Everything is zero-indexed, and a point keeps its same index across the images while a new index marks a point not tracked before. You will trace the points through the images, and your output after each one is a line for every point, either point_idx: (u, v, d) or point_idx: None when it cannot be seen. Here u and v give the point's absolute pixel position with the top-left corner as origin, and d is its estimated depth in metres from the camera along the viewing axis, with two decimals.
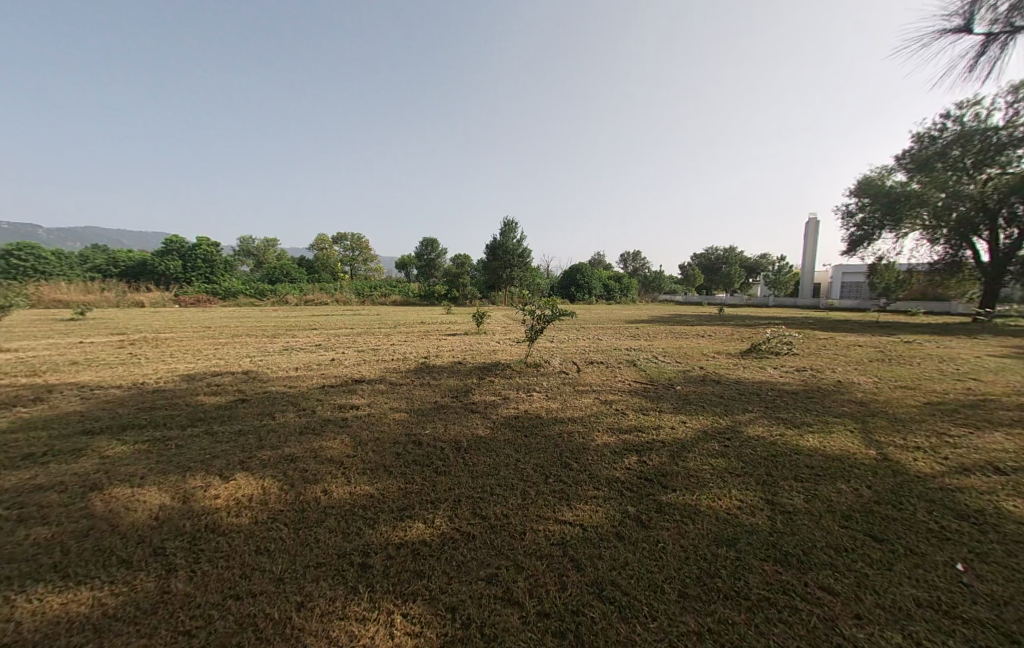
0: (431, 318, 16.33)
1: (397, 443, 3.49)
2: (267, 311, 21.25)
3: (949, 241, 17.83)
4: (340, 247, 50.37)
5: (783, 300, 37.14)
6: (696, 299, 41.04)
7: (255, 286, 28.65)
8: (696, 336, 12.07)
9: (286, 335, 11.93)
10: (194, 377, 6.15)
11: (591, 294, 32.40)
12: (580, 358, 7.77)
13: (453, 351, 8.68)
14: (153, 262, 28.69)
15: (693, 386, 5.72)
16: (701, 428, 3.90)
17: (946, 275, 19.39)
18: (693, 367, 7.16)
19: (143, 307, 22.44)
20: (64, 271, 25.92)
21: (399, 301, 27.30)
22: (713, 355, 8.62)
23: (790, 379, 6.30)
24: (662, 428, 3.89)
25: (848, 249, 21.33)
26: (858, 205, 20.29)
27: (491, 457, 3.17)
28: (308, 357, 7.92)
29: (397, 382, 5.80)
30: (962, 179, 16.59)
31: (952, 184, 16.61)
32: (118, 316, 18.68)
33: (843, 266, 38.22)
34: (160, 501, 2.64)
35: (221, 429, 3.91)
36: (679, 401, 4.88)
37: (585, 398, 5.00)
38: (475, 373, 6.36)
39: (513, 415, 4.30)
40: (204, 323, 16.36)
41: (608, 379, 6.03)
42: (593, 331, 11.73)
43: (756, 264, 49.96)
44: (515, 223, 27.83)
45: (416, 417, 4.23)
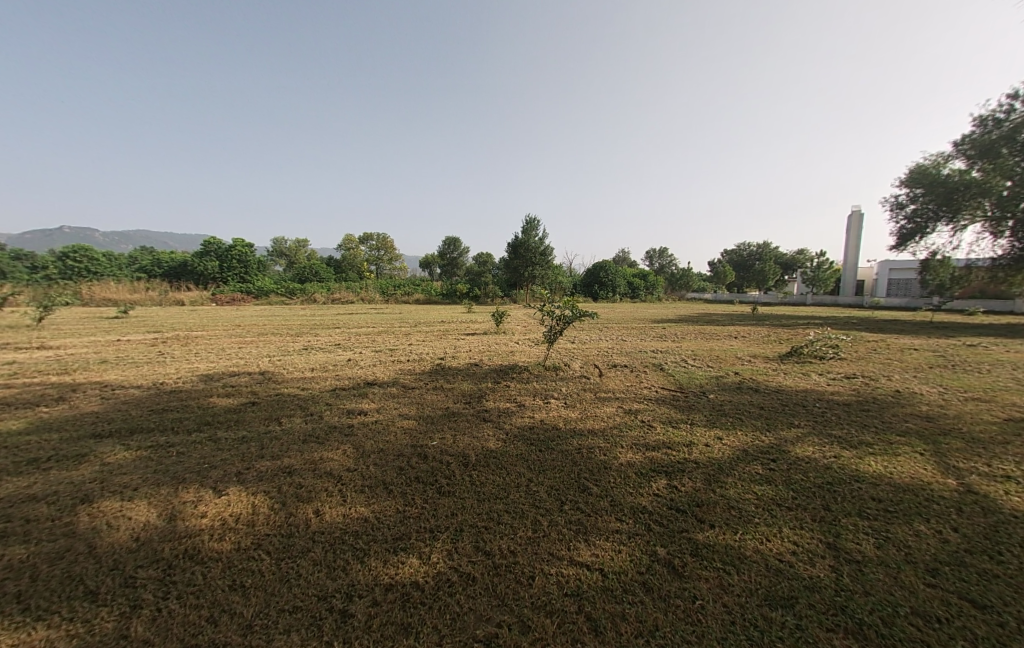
0: (452, 317, 16.19)
1: (402, 456, 3.22)
2: (294, 309, 21.67)
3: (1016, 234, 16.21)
4: (367, 246, 51.33)
5: (823, 299, 35.11)
6: (727, 297, 39.41)
7: (286, 285, 29.41)
8: (729, 337, 11.35)
9: (308, 334, 12.00)
10: (212, 377, 6.14)
11: (616, 292, 31.59)
12: (603, 361, 7.35)
13: (470, 352, 8.42)
14: (193, 262, 29.92)
15: (728, 394, 5.22)
16: (740, 445, 3.45)
17: (1011, 271, 17.67)
18: (728, 372, 6.60)
19: (182, 305, 23.41)
20: (113, 271, 27.37)
21: (423, 299, 27.41)
22: (748, 359, 8.00)
23: (839, 388, 5.68)
24: (695, 445, 3.47)
25: (897, 243, 19.78)
26: (909, 196, 18.74)
27: (501, 476, 2.86)
28: (325, 357, 7.83)
29: (410, 385, 5.59)
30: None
31: (1019, 171, 15.17)
32: (157, 315, 19.49)
33: (890, 262, 35.77)
34: (145, 519, 2.46)
35: (224, 435, 3.76)
36: (714, 412, 4.42)
37: (608, 407, 4.61)
38: (490, 377, 6.04)
39: (529, 425, 3.97)
40: (234, 321, 16.80)
41: (633, 386, 5.59)
42: (618, 332, 11.23)
43: (793, 261, 47.48)
44: (538, 221, 27.36)
45: (426, 426, 3.97)
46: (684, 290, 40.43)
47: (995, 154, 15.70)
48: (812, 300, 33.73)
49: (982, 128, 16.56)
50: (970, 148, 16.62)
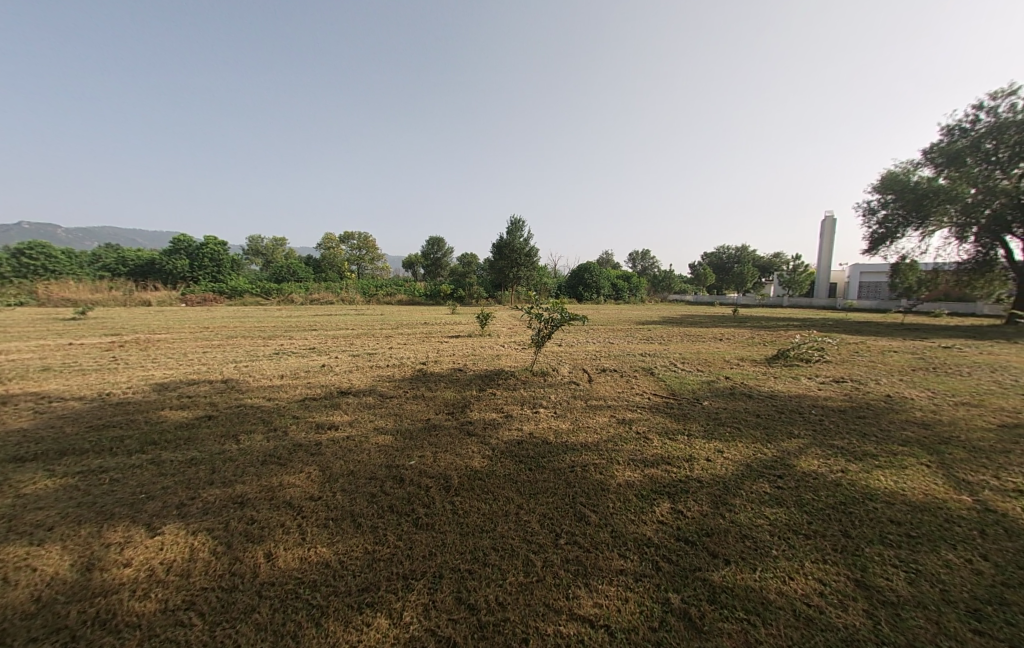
0: (435, 318, 15.74)
1: (375, 480, 2.85)
2: (270, 310, 20.75)
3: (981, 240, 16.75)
4: (347, 246, 50.15)
5: (798, 300, 36.02)
6: (707, 299, 40.03)
7: (261, 285, 28.28)
8: (714, 340, 11.27)
9: (282, 336, 11.38)
10: (167, 386, 5.59)
11: (599, 294, 31.63)
12: (591, 365, 7.08)
13: (453, 356, 8.04)
14: (161, 261, 28.47)
15: (723, 401, 4.99)
16: (744, 461, 3.20)
17: (976, 275, 18.32)
18: (719, 377, 6.41)
19: (149, 306, 22.19)
20: (73, 270, 25.72)
21: (404, 300, 26.80)
22: (736, 362, 7.87)
23: (832, 393, 5.54)
24: (697, 461, 3.21)
25: (870, 247, 20.27)
26: (881, 202, 19.21)
27: (487, 503, 2.53)
28: (297, 363, 7.33)
29: (387, 394, 5.18)
30: (995, 174, 15.58)
31: (983, 179, 15.64)
32: (120, 316, 18.35)
33: (862, 266, 36.93)
34: (53, 570, 2.03)
35: (170, 457, 3.30)
36: (712, 422, 4.18)
37: (600, 417, 4.32)
38: (474, 384, 5.68)
39: (517, 439, 3.64)
40: (203, 323, 15.92)
41: (625, 392, 5.32)
42: (604, 335, 11.03)
43: (770, 264, 48.61)
44: (522, 222, 27.09)
45: (403, 442, 3.59)
46: (665, 291, 40.82)
47: (962, 162, 16.20)
48: (789, 302, 34.56)
49: (950, 137, 17.11)
50: (938, 156, 17.16)
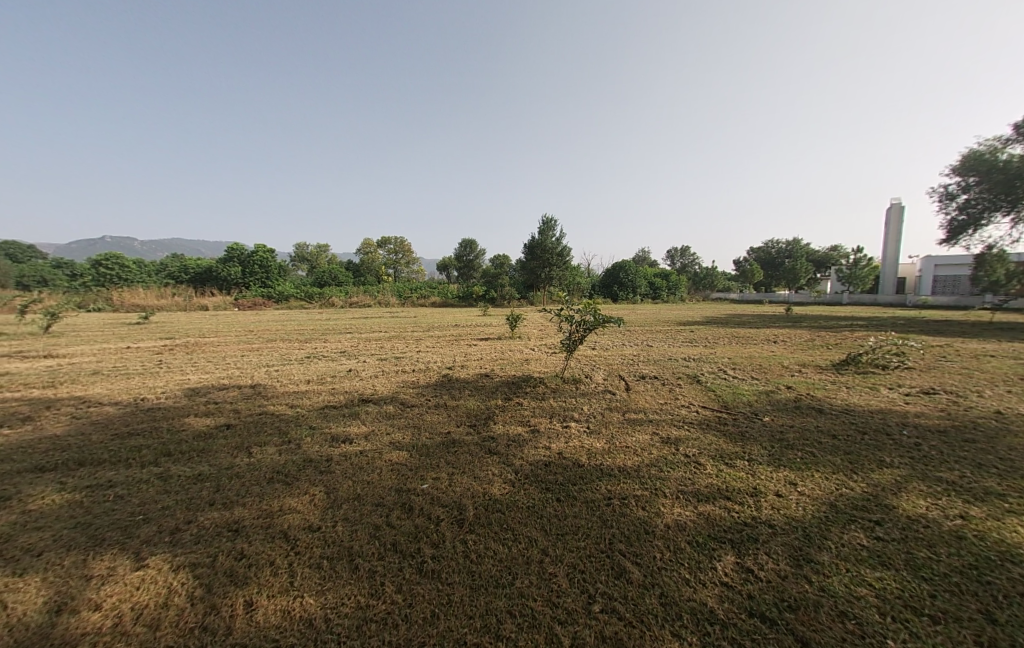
0: (466, 320, 15.56)
1: (381, 508, 2.52)
2: (312, 314, 21.50)
3: None
4: (385, 250, 51.56)
5: (860, 297, 33.04)
6: (755, 297, 37.65)
7: (306, 289, 29.42)
8: (766, 342, 10.28)
9: (318, 340, 11.55)
10: (198, 392, 5.59)
11: (637, 293, 30.45)
12: (629, 372, 6.50)
13: (481, 360, 7.70)
14: (217, 268, 30.26)
15: (787, 418, 4.30)
16: (824, 500, 2.61)
17: None
18: (777, 387, 5.66)
19: (205, 310, 23.60)
20: (143, 278, 27.80)
21: (439, 302, 26.98)
22: (795, 368, 7.01)
23: (923, 409, 4.67)
24: (763, 496, 2.65)
25: (947, 237, 18.08)
26: (960, 186, 17.06)
27: (505, 545, 2.12)
28: (325, 367, 7.26)
29: (409, 402, 4.90)
30: None
31: None
32: (178, 320, 19.56)
33: (935, 258, 33.34)
34: (23, 609, 1.83)
35: (178, 472, 3.12)
36: (777, 445, 3.54)
37: (641, 434, 3.78)
38: (501, 393, 5.28)
39: (545, 460, 3.21)
40: (249, 326, 16.59)
41: (668, 404, 4.73)
42: (643, 337, 10.33)
43: (827, 258, 45.02)
44: (554, 221, 26.54)
45: (418, 460, 3.25)
46: (709, 290, 38.78)
47: None
48: (848, 300, 31.81)
49: None
50: None
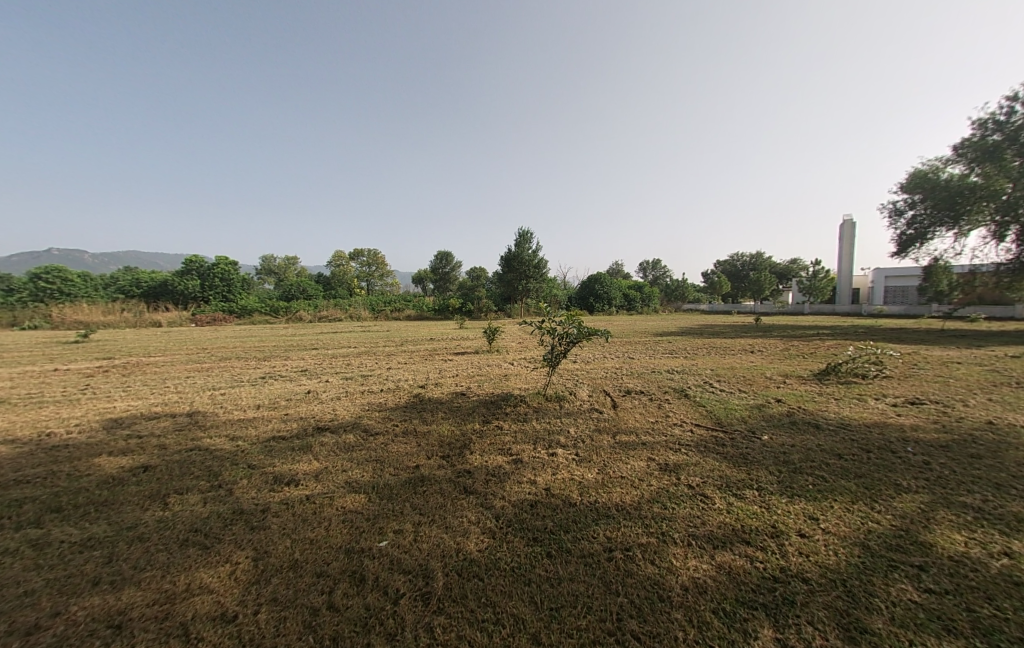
0: (441, 334, 14.97)
1: (323, 582, 1.96)
2: (275, 329, 20.26)
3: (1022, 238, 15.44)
4: (357, 263, 50.24)
5: (821, 307, 34.44)
6: (723, 308, 38.66)
7: (270, 303, 27.91)
8: (744, 352, 10.19)
9: (278, 357, 10.64)
10: (120, 423, 4.77)
11: (611, 304, 30.62)
12: (613, 387, 6.12)
13: (455, 377, 7.14)
14: (174, 282, 28.31)
15: (787, 436, 3.97)
16: (855, 543, 2.25)
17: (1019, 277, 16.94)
18: (768, 400, 5.40)
19: (158, 326, 21.88)
20: (88, 292, 25.57)
21: (413, 316, 26.15)
22: (780, 379, 6.82)
23: (918, 422, 4.48)
24: (786, 541, 2.26)
25: (898, 250, 18.98)
26: (907, 202, 18.01)
27: (485, 636, 1.64)
28: (281, 388, 6.52)
29: (373, 429, 4.31)
30: None
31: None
32: (125, 337, 17.94)
33: (885, 270, 35.26)
34: None
35: (61, 537, 2.45)
36: (785, 470, 3.18)
37: (636, 461, 3.35)
38: (477, 414, 4.75)
39: (529, 500, 2.72)
40: (204, 343, 15.33)
41: (660, 423, 4.34)
42: (623, 350, 10.05)
43: (788, 270, 47.15)
44: (530, 233, 26.36)
45: (377, 505, 2.69)
46: (680, 301, 39.59)
47: (999, 155, 14.91)
48: (810, 310, 33.13)
49: (982, 130, 15.77)
50: (969, 151, 15.86)
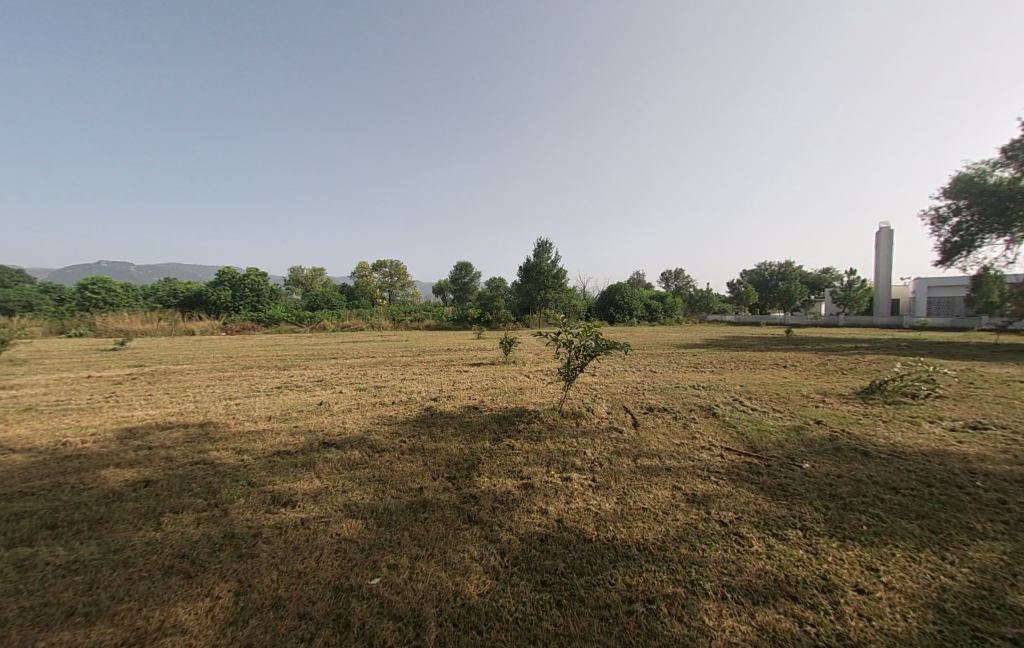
0: (460, 344, 14.86)
1: (305, 628, 1.76)
2: (299, 338, 20.68)
3: None
4: (380, 273, 51.23)
5: (857, 319, 32.76)
6: (752, 319, 37.31)
7: (296, 313, 28.59)
8: (776, 367, 9.60)
9: (298, 366, 10.71)
10: (134, 433, 4.76)
11: (633, 315, 29.99)
12: (634, 403, 5.77)
13: (469, 389, 6.92)
14: (207, 292, 29.44)
15: (831, 464, 3.56)
16: (927, 606, 1.89)
17: None
18: (806, 421, 4.94)
19: (191, 335, 22.69)
20: (129, 302, 26.83)
21: (433, 325, 26.25)
22: (817, 398, 6.30)
23: (983, 451, 3.98)
24: (842, 600, 1.92)
25: (942, 258, 17.81)
26: (951, 208, 16.90)
27: None
28: (295, 399, 6.46)
29: (380, 445, 4.13)
30: None
31: None
32: (158, 345, 18.62)
33: (928, 279, 33.31)
34: None
35: (48, 558, 2.34)
36: (833, 506, 2.80)
37: (659, 490, 3.03)
38: (489, 431, 4.51)
39: (539, 534, 2.45)
40: (230, 352, 15.71)
41: (686, 446, 3.99)
42: (646, 363, 9.64)
43: (820, 280, 45.30)
44: (550, 243, 26.20)
45: (374, 534, 2.48)
46: (705, 312, 38.45)
47: None
48: (845, 322, 31.54)
49: None
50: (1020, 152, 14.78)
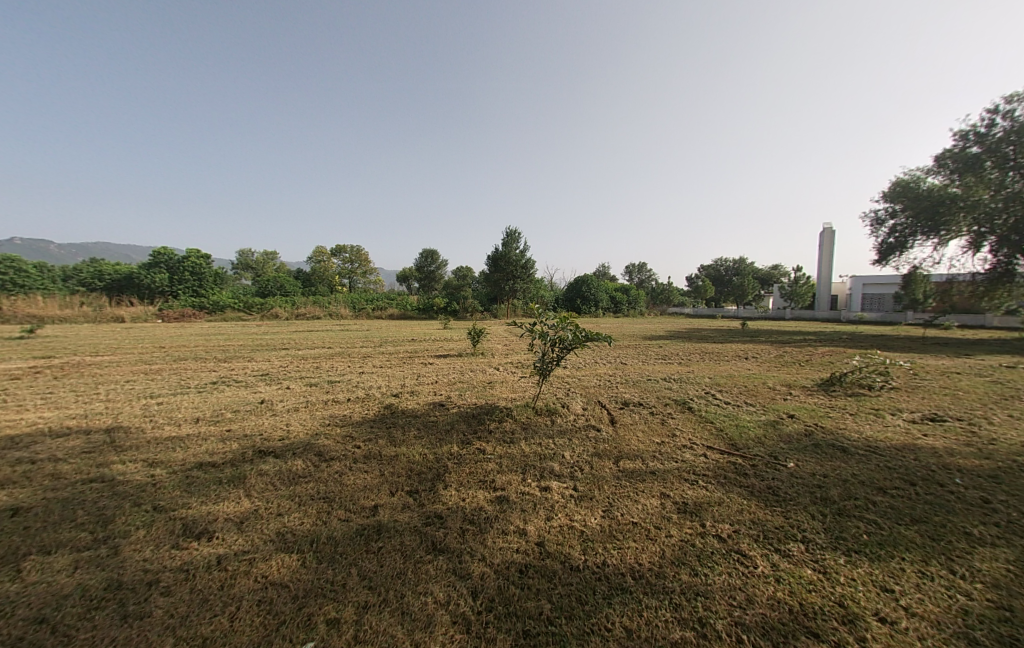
0: (424, 335, 14.22)
1: None
2: (247, 327, 19.09)
3: (996, 250, 15.36)
4: (339, 259, 48.87)
5: (801, 312, 34.88)
6: (708, 312, 38.82)
7: (244, 299, 26.45)
8: (738, 359, 9.74)
9: (242, 358, 9.66)
10: (19, 443, 3.90)
11: (598, 307, 30.31)
12: (609, 398, 5.50)
13: (434, 384, 6.41)
14: (141, 275, 26.61)
15: (815, 462, 3.40)
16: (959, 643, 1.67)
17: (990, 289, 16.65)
18: (780, 416, 4.84)
19: (120, 322, 20.37)
20: (45, 284, 23.64)
21: (396, 315, 25.20)
22: (784, 390, 6.31)
23: (950, 444, 3.99)
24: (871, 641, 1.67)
25: (879, 259, 18.97)
26: (888, 211, 18.00)
27: None
28: (233, 397, 5.67)
29: (328, 453, 3.57)
30: (1013, 181, 14.38)
31: (1002, 184, 14.43)
32: (79, 334, 16.50)
33: (863, 277, 35.97)
34: None
35: None
36: (829, 512, 2.59)
37: (647, 499, 2.72)
38: (456, 432, 4.06)
39: (517, 563, 2.06)
40: (164, 342, 14.05)
41: (668, 446, 3.72)
42: (616, 355, 9.50)
43: (769, 276, 48.04)
44: (518, 233, 25.79)
45: (314, 575, 1.99)
46: (665, 305, 39.59)
47: (980, 166, 14.93)
48: (791, 316, 33.47)
49: (963, 142, 15.85)
50: (950, 161, 15.96)
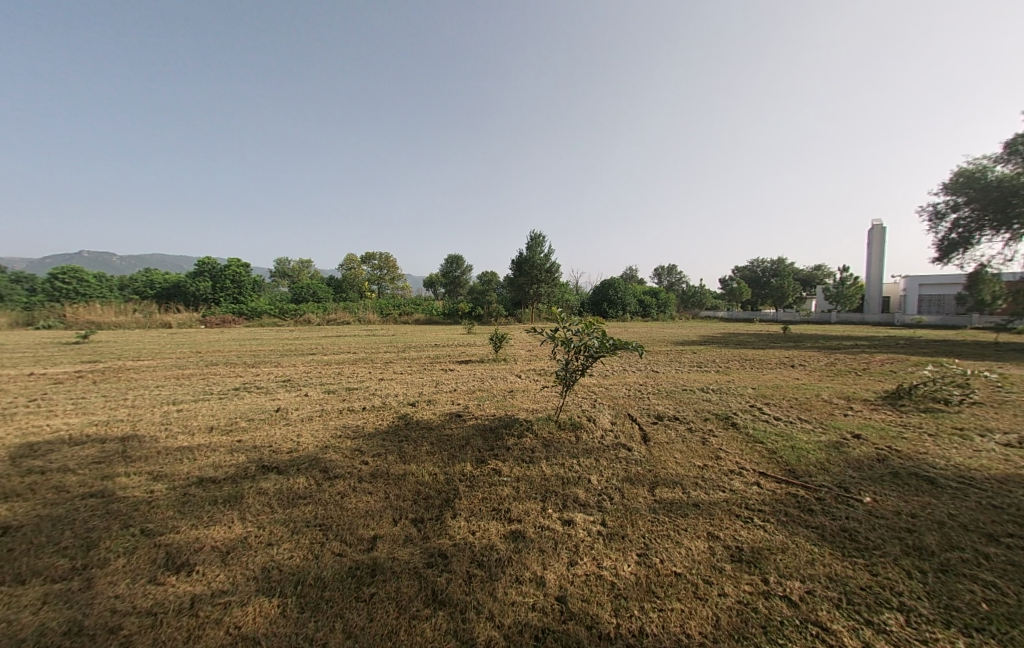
0: (448, 340, 14.02)
1: None
2: (280, 332, 19.61)
3: None
4: (369, 266, 50.00)
5: (849, 315, 32.58)
6: (745, 316, 36.98)
7: (279, 305, 27.30)
8: (784, 367, 8.92)
9: (268, 364, 9.73)
10: (36, 450, 3.87)
11: (626, 310, 29.40)
12: (640, 411, 5.01)
13: (452, 392, 6.09)
14: (187, 283, 27.98)
15: (898, 498, 2.82)
16: None
17: None
18: (842, 435, 4.21)
19: (166, 328, 21.38)
20: (102, 292, 25.17)
21: (422, 320, 25.30)
22: (843, 404, 5.60)
23: None
24: None
25: (939, 256, 17.31)
26: (949, 205, 16.40)
27: None
28: (249, 404, 5.56)
29: (333, 470, 3.29)
30: None
31: None
32: (129, 339, 17.39)
33: (919, 277, 33.27)
34: None
35: None
36: (929, 569, 2.06)
37: (692, 541, 2.27)
38: (472, 449, 3.71)
39: (532, 627, 1.68)
40: (200, 347, 14.50)
41: (713, 471, 3.23)
42: (647, 363, 8.91)
43: (812, 277, 45.34)
44: (542, 237, 25.42)
45: (290, 631, 1.68)
46: (698, 308, 38.06)
47: None
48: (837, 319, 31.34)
49: None
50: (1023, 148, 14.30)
